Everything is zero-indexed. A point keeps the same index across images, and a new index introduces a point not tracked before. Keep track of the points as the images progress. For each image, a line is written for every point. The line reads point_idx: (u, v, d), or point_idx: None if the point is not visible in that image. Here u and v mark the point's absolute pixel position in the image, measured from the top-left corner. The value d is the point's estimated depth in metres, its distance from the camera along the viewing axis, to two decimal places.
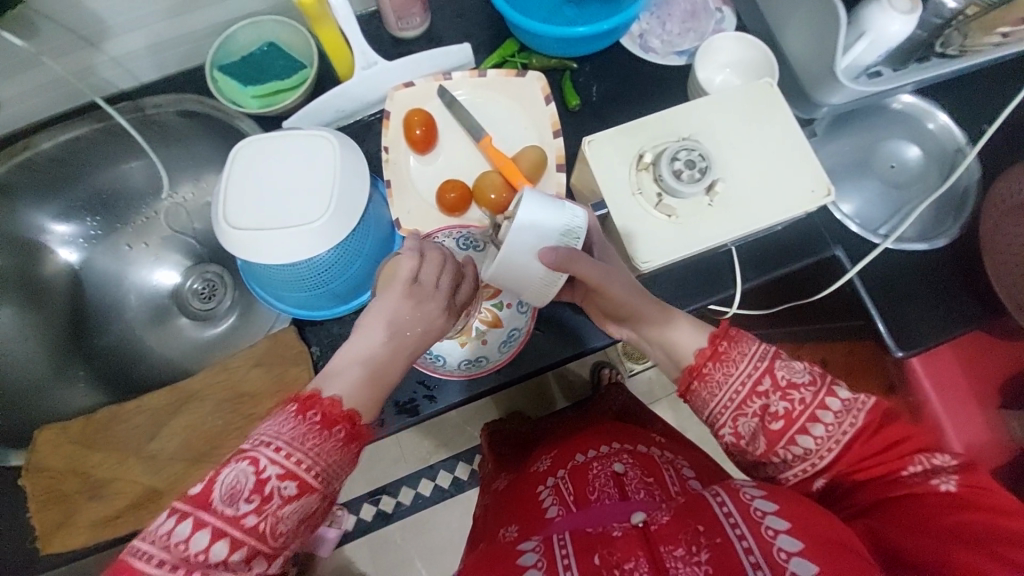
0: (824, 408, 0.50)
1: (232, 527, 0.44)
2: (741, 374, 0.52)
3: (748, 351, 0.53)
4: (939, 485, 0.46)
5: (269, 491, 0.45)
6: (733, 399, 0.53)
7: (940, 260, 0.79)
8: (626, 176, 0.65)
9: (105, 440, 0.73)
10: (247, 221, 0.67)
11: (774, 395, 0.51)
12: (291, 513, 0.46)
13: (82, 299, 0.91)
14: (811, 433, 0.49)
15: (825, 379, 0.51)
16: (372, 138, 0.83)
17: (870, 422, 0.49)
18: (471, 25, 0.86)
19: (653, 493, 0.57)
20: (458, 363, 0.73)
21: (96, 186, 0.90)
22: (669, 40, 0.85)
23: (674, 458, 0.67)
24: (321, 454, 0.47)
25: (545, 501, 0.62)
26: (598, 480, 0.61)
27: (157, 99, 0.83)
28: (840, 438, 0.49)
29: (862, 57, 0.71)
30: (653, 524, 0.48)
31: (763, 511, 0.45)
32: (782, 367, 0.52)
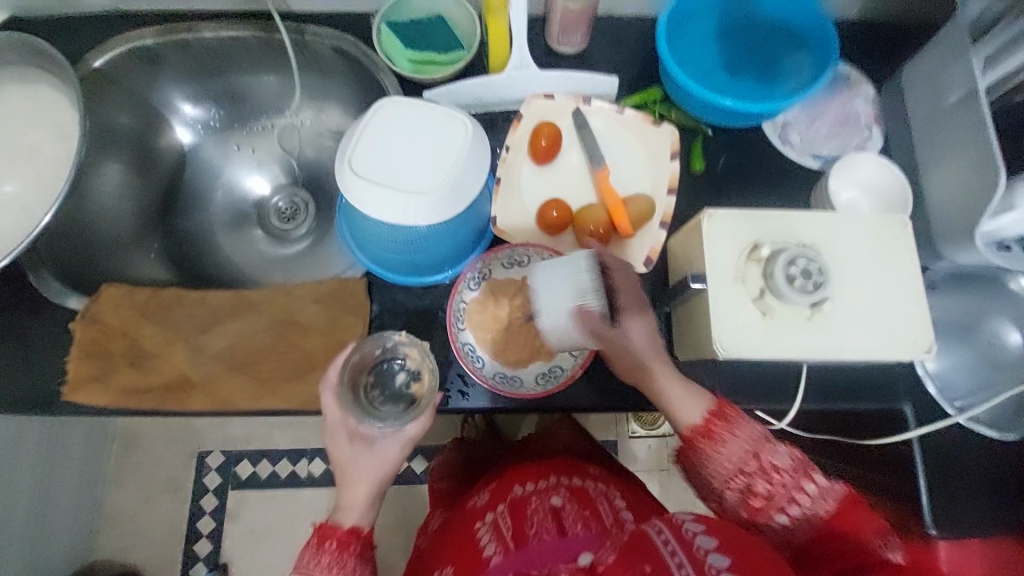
0: (803, 491, 0.59)
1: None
2: (734, 456, 0.61)
3: (741, 432, 0.62)
4: (891, 557, 0.54)
5: (323, 542, 0.65)
6: (724, 473, 0.61)
7: (1004, 454, 0.77)
8: (734, 262, 0.64)
9: (164, 318, 0.77)
10: (365, 171, 0.69)
11: (759, 476, 0.60)
12: (336, 565, 0.64)
13: (179, 180, 0.97)
14: (789, 512, 0.59)
15: (805, 466, 0.60)
16: (495, 132, 0.85)
17: (840, 505, 0.59)
18: (624, 62, 0.88)
19: (590, 526, 0.65)
20: (491, 374, 0.75)
21: (234, 84, 0.96)
22: (809, 140, 0.84)
23: (608, 489, 0.76)
24: (353, 506, 0.66)
25: (484, 539, 0.67)
26: (536, 515, 0.67)
27: (319, 28, 0.88)
28: (814, 516, 0.59)
29: (1006, 228, 0.70)
30: (601, 564, 0.53)
31: (706, 549, 0.48)
32: (768, 452, 0.60)
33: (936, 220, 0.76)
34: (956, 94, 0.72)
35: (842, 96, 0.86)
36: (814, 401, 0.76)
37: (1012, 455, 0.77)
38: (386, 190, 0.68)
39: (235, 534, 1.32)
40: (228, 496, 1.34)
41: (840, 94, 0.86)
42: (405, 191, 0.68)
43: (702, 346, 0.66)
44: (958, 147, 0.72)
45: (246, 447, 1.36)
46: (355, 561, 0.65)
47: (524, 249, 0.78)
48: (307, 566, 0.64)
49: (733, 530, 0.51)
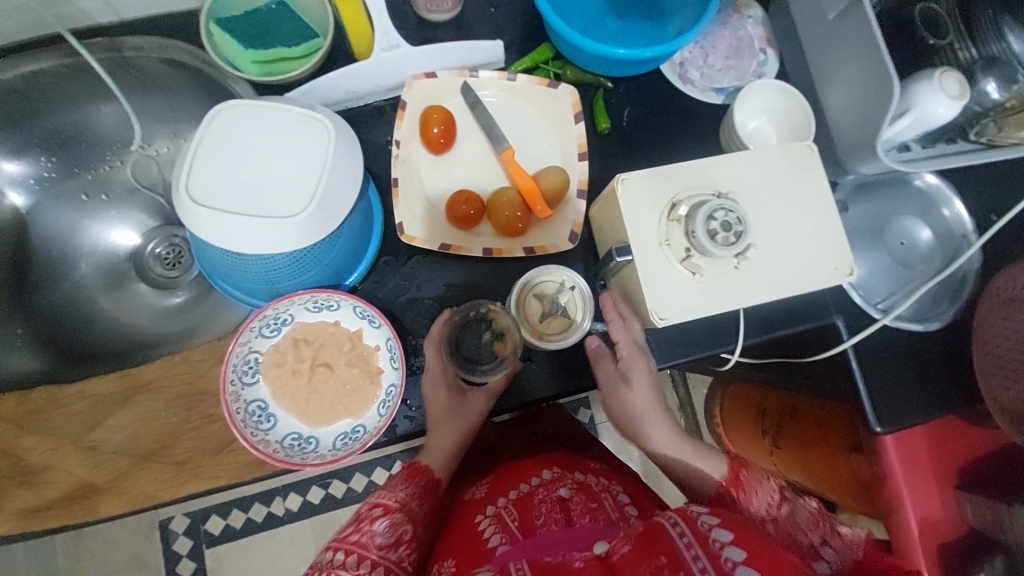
0: (833, 533, 0.52)
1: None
2: (761, 500, 0.55)
3: (763, 479, 0.57)
4: None
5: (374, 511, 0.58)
6: (747, 515, 0.56)
7: (928, 344, 0.81)
8: (655, 227, 0.61)
9: (40, 424, 0.66)
10: (215, 198, 0.58)
11: (783, 525, 0.55)
12: (415, 498, 0.60)
13: (24, 251, 0.81)
14: (815, 556, 0.52)
15: (829, 515, 0.53)
16: (381, 126, 0.75)
17: (868, 551, 0.50)
18: (505, 22, 0.80)
19: (597, 518, 0.57)
20: (283, 438, 0.66)
21: (55, 124, 0.79)
22: (708, 74, 0.82)
23: (610, 484, 0.66)
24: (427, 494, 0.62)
25: (485, 531, 0.59)
26: (543, 506, 0.60)
27: (139, 40, 0.74)
28: (843, 563, 0.50)
29: (902, 133, 0.70)
30: (616, 554, 0.47)
31: (722, 542, 0.43)
32: (794, 497, 0.56)
33: (839, 136, 0.75)
34: (837, 9, 0.70)
35: (732, 22, 0.83)
36: (755, 335, 0.77)
37: (937, 342, 0.82)
38: (250, 219, 0.58)
39: None
40: (204, 557, 1.23)
41: (730, 19, 0.83)
42: (274, 216, 0.58)
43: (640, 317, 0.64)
44: (849, 58, 0.71)
45: (208, 505, 1.26)
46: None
47: (331, 297, 0.66)
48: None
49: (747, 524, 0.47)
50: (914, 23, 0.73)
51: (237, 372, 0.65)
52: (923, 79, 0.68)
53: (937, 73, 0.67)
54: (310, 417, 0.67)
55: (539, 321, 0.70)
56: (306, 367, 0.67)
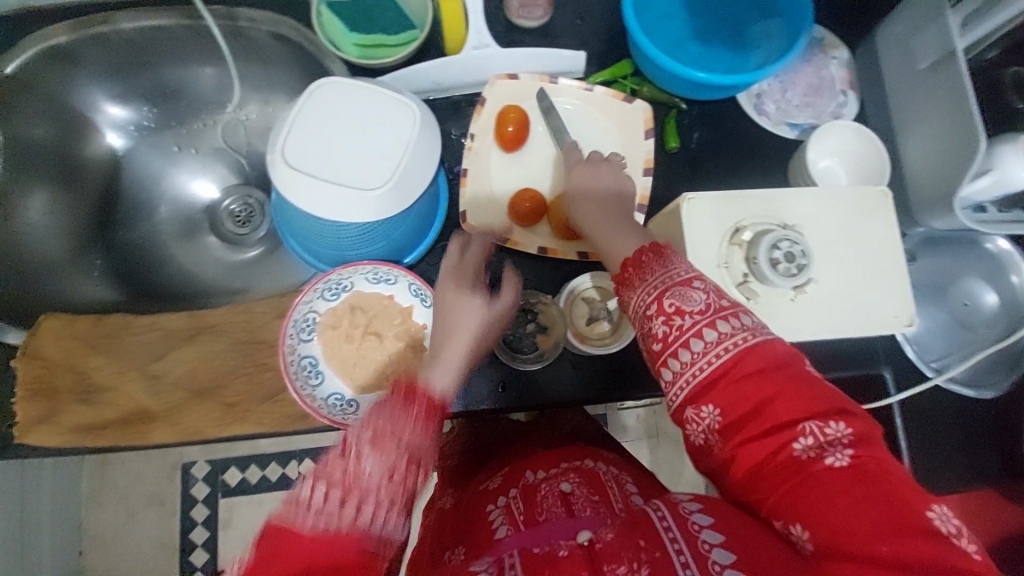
0: (700, 336, 0.47)
1: (343, 484, 0.41)
2: (660, 278, 0.50)
3: (669, 266, 0.51)
4: (831, 460, 0.43)
5: (360, 442, 0.43)
6: (653, 291, 0.50)
7: (980, 411, 0.78)
8: (716, 248, 0.62)
9: (109, 346, 0.72)
10: (305, 164, 0.62)
11: (659, 317, 0.49)
12: (410, 430, 0.44)
13: (115, 189, 0.89)
14: (692, 348, 0.47)
15: (718, 309, 0.48)
16: (458, 118, 0.79)
17: (761, 356, 0.46)
18: (589, 35, 0.83)
19: (599, 510, 0.58)
20: (326, 396, 0.68)
21: (163, 78, 0.86)
22: (784, 109, 0.82)
23: (619, 474, 0.67)
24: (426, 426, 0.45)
25: (495, 522, 0.61)
26: (547, 501, 0.60)
27: (253, 13, 0.80)
28: (713, 361, 0.47)
29: (981, 192, 0.69)
30: (599, 542, 0.51)
31: (711, 545, 0.46)
32: (678, 294, 0.49)
33: (913, 187, 0.74)
34: (927, 60, 0.70)
35: (816, 60, 0.83)
36: None
37: (989, 412, 0.79)
38: (332, 188, 0.62)
39: (229, 546, 1.27)
40: (218, 505, 1.28)
41: (814, 58, 0.83)
42: (355, 187, 0.62)
43: None
44: (934, 109, 0.70)
45: (230, 456, 1.31)
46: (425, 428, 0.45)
47: (392, 270, 0.69)
48: (378, 423, 0.44)
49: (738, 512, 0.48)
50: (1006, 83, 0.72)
51: (296, 328, 0.69)
52: (1007, 142, 0.67)
53: (1022, 137, 0.67)
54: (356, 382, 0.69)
55: (585, 324, 0.72)
56: (358, 333, 0.70)
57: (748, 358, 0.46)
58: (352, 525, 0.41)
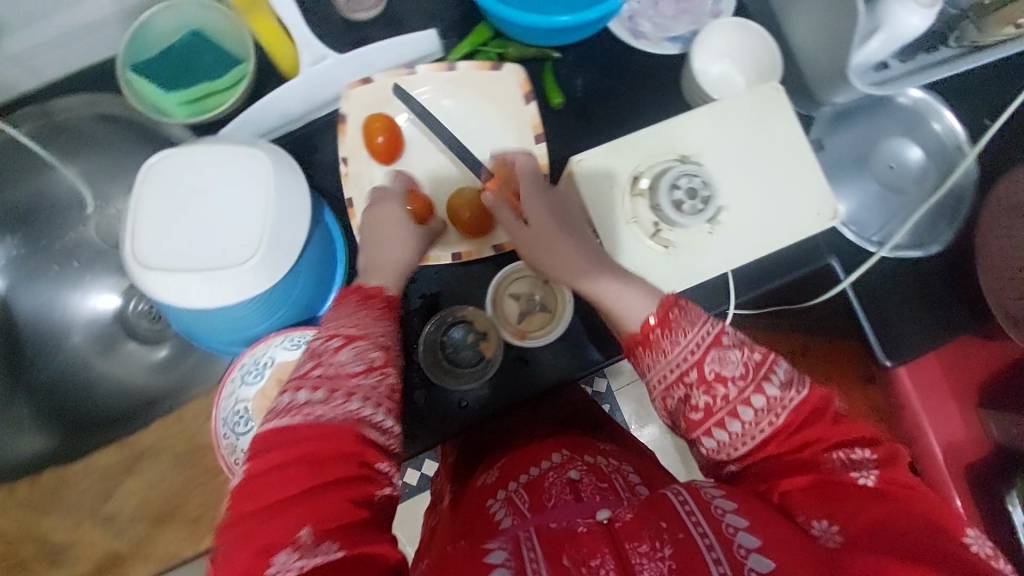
0: (746, 405, 0.48)
1: (350, 330, 0.49)
2: (688, 343, 0.49)
3: (683, 337, 0.49)
4: (856, 477, 0.44)
5: (321, 348, 0.48)
6: (673, 370, 0.50)
7: (932, 268, 0.78)
8: (620, 205, 0.58)
9: None
10: (167, 258, 0.56)
11: (697, 388, 0.49)
12: (365, 311, 0.51)
13: (10, 334, 0.79)
14: (739, 418, 0.48)
15: (756, 375, 0.48)
16: (327, 145, 0.72)
17: (791, 421, 0.47)
18: (436, 7, 0.75)
19: (609, 498, 0.53)
20: None
21: (11, 200, 0.78)
22: (662, 24, 0.75)
23: (621, 463, 0.61)
24: (375, 317, 0.51)
25: (498, 515, 0.55)
26: (553, 488, 0.55)
27: (67, 102, 0.71)
28: (756, 434, 0.48)
29: (875, 54, 0.65)
30: (618, 520, 0.44)
31: (735, 529, 0.41)
32: (715, 359, 0.48)
33: (809, 68, 0.70)
34: None
35: None
36: (746, 293, 0.75)
37: (941, 266, 0.78)
38: (204, 274, 0.56)
39: None
40: None
41: None
42: (228, 265, 0.56)
43: None
44: None
45: None
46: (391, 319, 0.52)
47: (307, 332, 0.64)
48: (346, 317, 0.50)
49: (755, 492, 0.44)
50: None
51: (228, 425, 0.65)
52: None
53: None
54: None
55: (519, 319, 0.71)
56: None
57: (794, 415, 0.48)
58: (342, 417, 0.44)
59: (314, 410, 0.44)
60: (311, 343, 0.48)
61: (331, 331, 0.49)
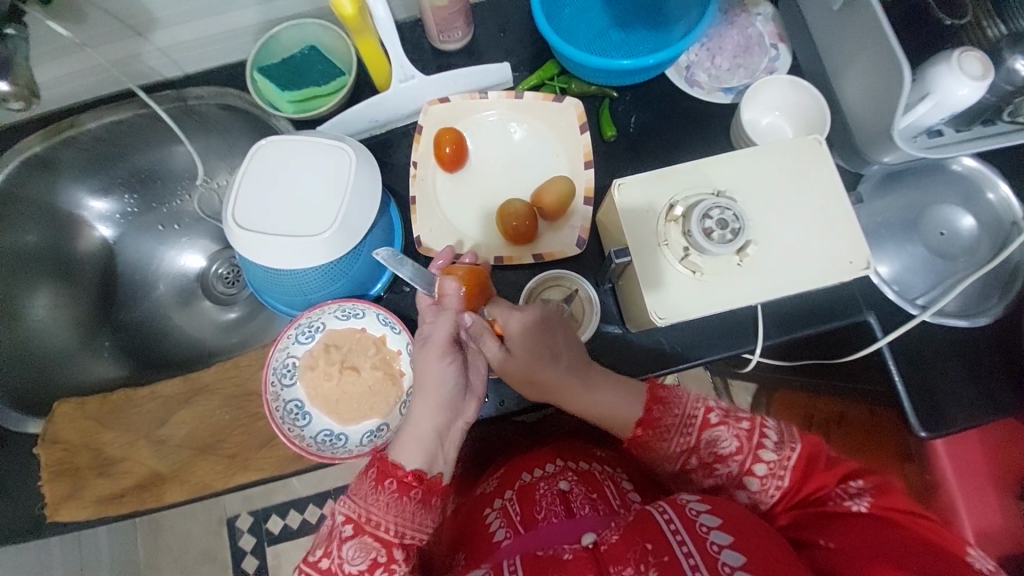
0: (750, 475, 0.54)
1: (360, 520, 0.54)
2: (682, 421, 0.58)
3: (676, 416, 0.58)
4: (852, 505, 0.48)
5: (336, 534, 0.55)
6: (680, 456, 0.58)
7: (978, 340, 0.75)
8: (653, 228, 0.63)
9: (118, 420, 0.79)
10: (257, 222, 0.67)
11: (701, 471, 0.57)
12: (395, 508, 0.55)
13: (113, 275, 0.96)
14: (748, 488, 0.54)
15: (751, 446, 0.55)
16: (401, 149, 0.82)
17: (797, 477, 0.53)
18: (514, 44, 0.85)
19: (599, 508, 0.60)
20: (315, 433, 0.72)
21: (137, 165, 0.93)
22: (717, 75, 0.82)
23: (614, 471, 0.69)
24: (395, 513, 0.55)
25: (494, 524, 0.63)
26: (544, 499, 0.62)
27: (200, 90, 0.86)
28: (768, 499, 0.53)
29: (923, 118, 0.68)
30: (604, 543, 0.50)
31: (720, 546, 0.44)
32: (709, 441, 0.57)
33: (855, 127, 0.73)
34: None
35: (740, 21, 0.84)
36: (773, 335, 0.73)
37: (987, 339, 0.75)
38: (284, 240, 0.66)
39: None
40: (266, 554, 1.34)
41: (737, 18, 0.84)
42: (305, 236, 0.66)
43: (645, 320, 0.65)
44: (859, 47, 0.70)
45: (270, 504, 1.36)
46: (416, 508, 0.55)
47: (357, 305, 0.72)
48: (362, 500, 0.55)
49: (738, 510, 0.48)
50: (926, 4, 0.72)
51: (277, 375, 0.73)
52: (941, 60, 0.65)
53: (955, 54, 0.64)
54: (341, 416, 0.73)
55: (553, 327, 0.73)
56: (335, 370, 0.73)
57: (796, 474, 0.53)
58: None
59: None
60: (331, 522, 0.56)
61: (346, 512, 0.55)
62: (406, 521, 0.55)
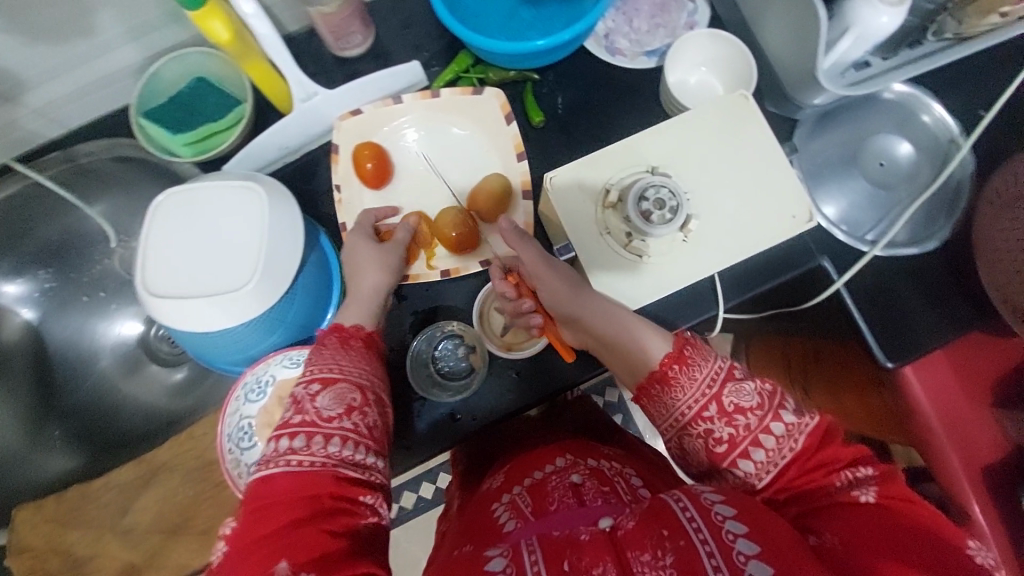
0: (767, 432, 0.50)
1: (329, 374, 0.53)
2: (706, 376, 0.53)
3: (700, 371, 0.53)
4: (859, 495, 0.46)
5: (300, 397, 0.51)
6: (697, 400, 0.53)
7: (932, 264, 0.76)
8: (592, 218, 0.59)
9: (78, 517, 0.72)
10: (173, 286, 0.61)
11: (718, 420, 0.51)
12: (358, 358, 0.56)
13: (47, 359, 0.88)
14: (763, 446, 0.50)
15: (772, 403, 0.51)
16: (322, 173, 0.77)
17: (809, 444, 0.50)
18: (420, 39, 0.80)
19: (610, 501, 0.53)
20: None
21: (46, 238, 0.85)
22: (637, 39, 0.78)
23: (623, 467, 0.63)
24: (356, 363, 0.55)
25: (500, 517, 0.56)
26: (556, 492, 0.55)
27: (89, 145, 0.79)
28: (778, 462, 0.50)
29: (846, 54, 0.65)
30: (621, 529, 0.46)
31: (734, 534, 0.42)
32: (731, 392, 0.52)
33: (783, 73, 0.71)
34: None
35: None
36: (734, 298, 0.72)
37: (942, 261, 0.76)
38: (206, 299, 0.60)
39: None
40: None
41: None
42: (228, 290, 0.61)
43: None
44: None
45: None
46: (375, 359, 0.57)
47: (305, 351, 0.66)
48: (328, 360, 0.54)
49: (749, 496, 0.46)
50: None
51: (233, 439, 0.68)
52: None
53: None
54: None
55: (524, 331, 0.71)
56: None
57: (811, 440, 0.50)
58: (324, 460, 0.48)
59: (298, 455, 0.47)
60: (293, 389, 0.52)
61: (312, 374, 0.53)
62: (369, 368, 0.56)
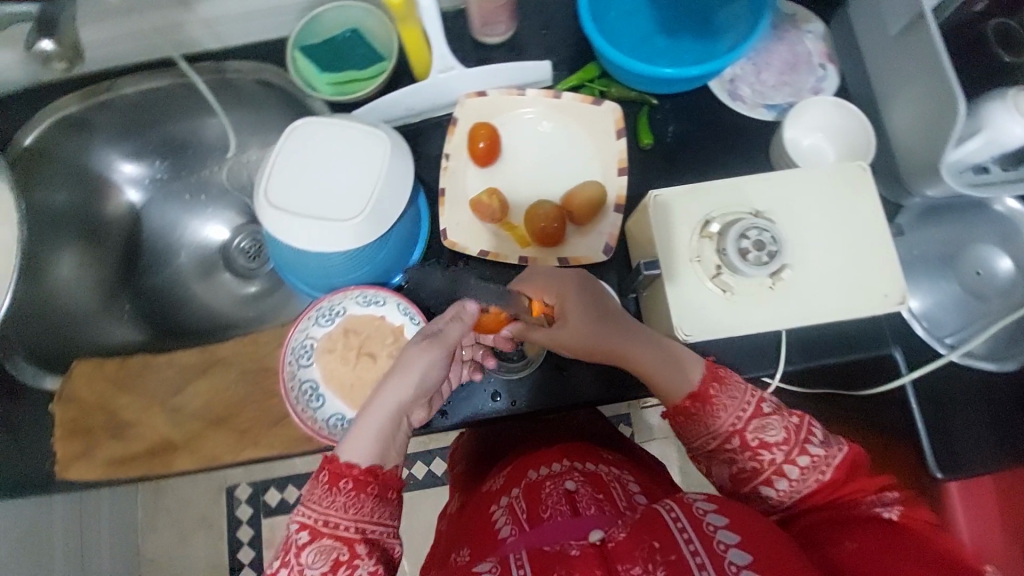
0: (791, 465, 0.53)
1: (317, 525, 0.51)
2: (733, 412, 0.55)
3: (730, 401, 0.56)
4: (881, 512, 0.49)
5: (290, 542, 0.51)
6: (722, 434, 0.55)
7: (1006, 385, 0.73)
8: (686, 243, 0.61)
9: (133, 384, 0.80)
10: (288, 202, 0.67)
11: (742, 454, 0.54)
12: (353, 506, 0.52)
13: (137, 240, 0.96)
14: (786, 478, 0.53)
15: (798, 439, 0.53)
16: (435, 140, 0.82)
17: (836, 477, 0.52)
18: (555, 42, 0.84)
19: (604, 509, 0.54)
20: (327, 417, 0.72)
21: (169, 133, 0.94)
22: (760, 91, 0.80)
23: (621, 473, 0.64)
24: (346, 509, 0.52)
25: (498, 520, 0.59)
26: (551, 497, 0.57)
27: (239, 65, 0.87)
28: (802, 490, 0.52)
29: (972, 156, 0.66)
30: (611, 541, 0.46)
31: (727, 545, 0.43)
32: (756, 428, 0.54)
33: (902, 158, 0.71)
34: (899, 24, 0.68)
35: (789, 37, 0.82)
36: (795, 361, 0.72)
37: (1016, 385, 0.73)
38: (313, 221, 0.66)
39: None
40: (261, 526, 1.32)
41: (787, 34, 0.82)
42: (335, 219, 0.66)
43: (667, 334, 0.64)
44: (914, 76, 0.67)
45: (269, 478, 1.33)
46: (374, 504, 0.53)
47: (379, 292, 0.73)
48: (318, 505, 0.52)
49: (752, 518, 0.46)
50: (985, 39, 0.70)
51: (294, 355, 0.73)
52: (994, 99, 0.64)
53: (1012, 92, 0.63)
54: (353, 401, 0.73)
55: None
56: (352, 355, 0.73)
57: (837, 473, 0.52)
58: None
59: None
60: (285, 531, 0.52)
61: (302, 518, 0.52)
62: (363, 516, 0.52)
